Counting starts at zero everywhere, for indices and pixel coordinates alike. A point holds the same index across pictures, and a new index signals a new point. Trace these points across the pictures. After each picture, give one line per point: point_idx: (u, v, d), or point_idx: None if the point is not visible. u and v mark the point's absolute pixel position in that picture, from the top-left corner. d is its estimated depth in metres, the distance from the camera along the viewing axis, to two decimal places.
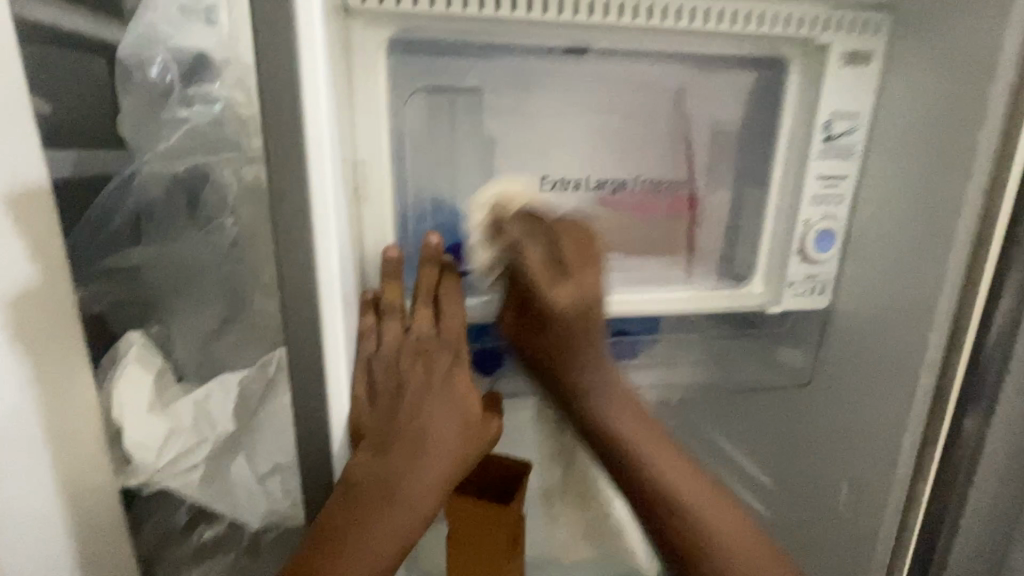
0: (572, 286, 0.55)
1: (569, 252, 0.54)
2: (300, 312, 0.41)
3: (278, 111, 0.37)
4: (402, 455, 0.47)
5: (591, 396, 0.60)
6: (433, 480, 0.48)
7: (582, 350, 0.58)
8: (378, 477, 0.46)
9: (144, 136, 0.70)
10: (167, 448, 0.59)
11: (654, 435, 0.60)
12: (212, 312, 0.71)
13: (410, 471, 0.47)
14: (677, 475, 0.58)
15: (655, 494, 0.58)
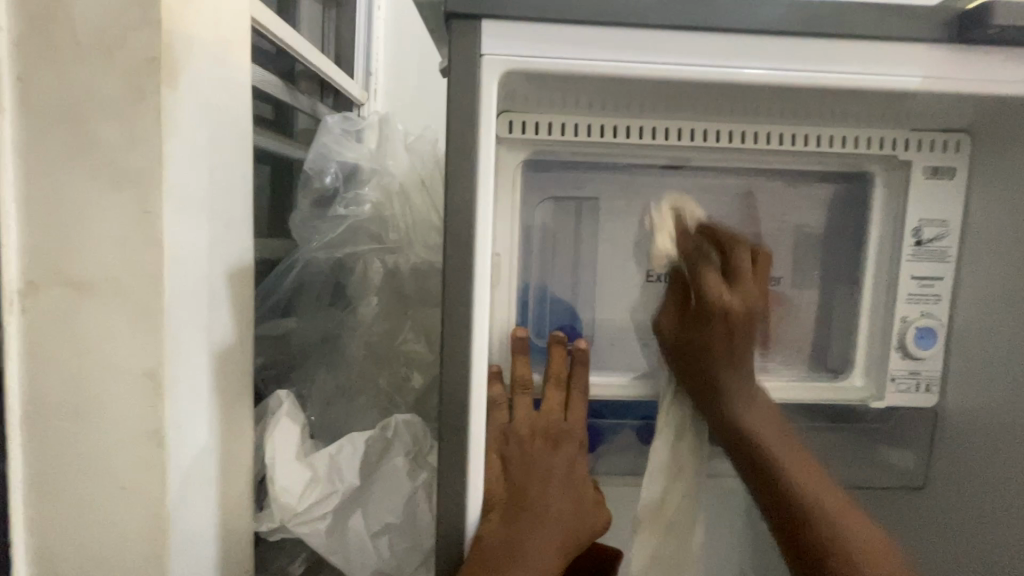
0: (741, 294, 0.61)
1: (744, 263, 0.61)
2: (456, 376, 0.50)
3: (456, 218, 0.48)
4: (523, 537, 0.51)
5: (733, 399, 0.62)
6: (550, 553, 0.52)
7: (743, 340, 0.61)
8: (500, 553, 0.50)
9: (308, 230, 0.83)
10: (307, 494, 0.66)
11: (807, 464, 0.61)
12: (340, 382, 0.83)
13: (532, 543, 0.51)
14: (835, 504, 0.58)
15: (812, 524, 0.57)
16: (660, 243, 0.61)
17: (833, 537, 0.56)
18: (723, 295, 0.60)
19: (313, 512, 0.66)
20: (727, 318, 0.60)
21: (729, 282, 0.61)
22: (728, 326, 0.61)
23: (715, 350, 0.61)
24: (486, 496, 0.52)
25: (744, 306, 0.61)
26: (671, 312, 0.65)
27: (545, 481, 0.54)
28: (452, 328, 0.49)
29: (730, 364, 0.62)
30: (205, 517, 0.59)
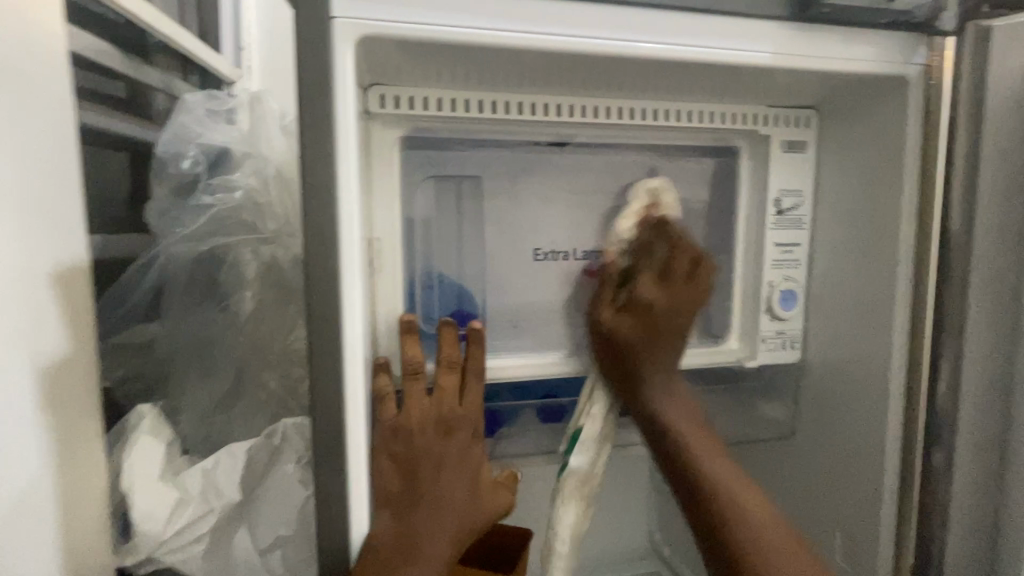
0: (671, 293, 0.64)
1: (684, 266, 0.64)
2: (331, 373, 0.46)
3: (317, 201, 0.44)
4: (419, 531, 0.50)
5: (648, 392, 0.64)
6: (447, 542, 0.51)
7: (660, 341, 0.64)
8: (396, 552, 0.49)
9: (168, 223, 0.74)
10: (176, 518, 0.58)
11: (719, 457, 0.63)
12: (214, 391, 0.75)
13: (428, 536, 0.50)
14: (737, 482, 0.60)
15: (723, 526, 0.58)
16: (624, 225, 0.65)
17: (750, 530, 0.57)
18: (653, 291, 0.64)
19: (188, 535, 0.60)
20: (653, 314, 0.64)
21: (666, 280, 0.64)
22: (654, 322, 0.64)
23: (631, 351, 0.64)
24: (379, 496, 0.50)
25: (671, 303, 0.64)
26: (605, 302, 0.66)
27: (440, 473, 0.52)
28: (320, 318, 0.45)
29: (649, 358, 0.64)
30: (41, 559, 0.51)
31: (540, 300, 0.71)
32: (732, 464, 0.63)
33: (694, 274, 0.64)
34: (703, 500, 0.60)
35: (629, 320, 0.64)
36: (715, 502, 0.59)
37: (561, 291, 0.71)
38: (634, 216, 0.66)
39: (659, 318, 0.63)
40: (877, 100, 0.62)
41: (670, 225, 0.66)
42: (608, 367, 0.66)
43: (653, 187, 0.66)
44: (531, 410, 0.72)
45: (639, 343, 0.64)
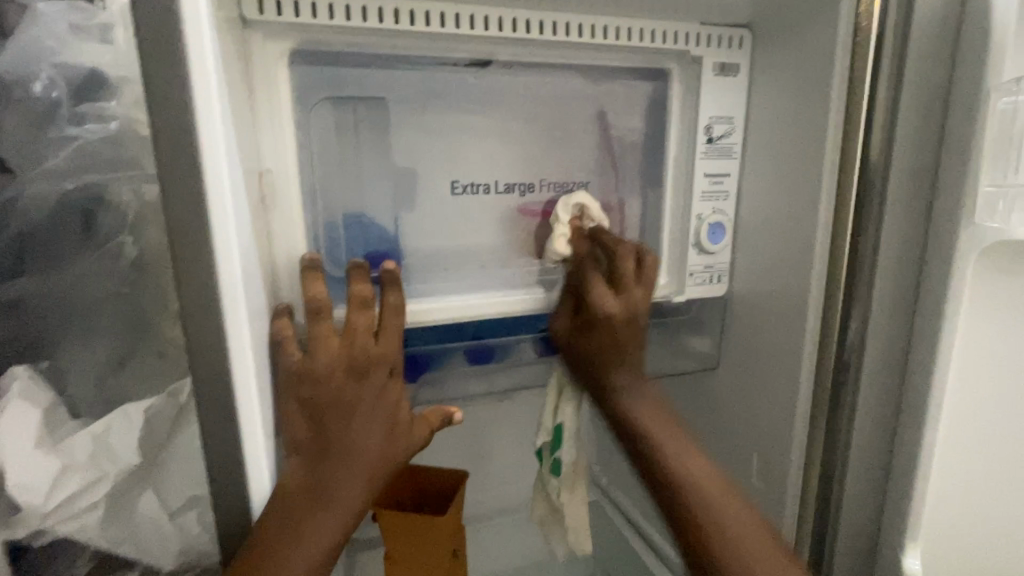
0: (623, 300, 0.64)
1: (626, 271, 0.63)
2: (205, 321, 0.40)
3: (169, 117, 0.37)
4: (332, 475, 0.48)
5: (614, 383, 0.66)
6: (362, 488, 0.50)
7: (616, 336, 0.64)
8: (305, 497, 0.47)
9: (27, 157, 0.62)
10: (58, 488, 0.54)
11: (684, 445, 0.62)
12: (106, 351, 0.66)
13: (344, 481, 0.49)
14: (703, 470, 0.60)
15: (688, 514, 0.58)
16: (552, 245, 0.66)
17: (708, 517, 0.57)
18: (610, 301, 0.63)
19: (83, 500, 0.56)
20: (608, 323, 0.64)
21: (615, 288, 0.64)
22: (609, 329, 0.64)
23: (596, 347, 0.65)
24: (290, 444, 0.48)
25: (627, 311, 0.64)
26: (567, 313, 0.68)
27: (352, 420, 0.49)
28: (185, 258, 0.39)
29: (609, 353, 0.65)
30: None
31: (461, 237, 0.67)
32: (699, 451, 0.62)
33: (638, 276, 0.64)
34: (666, 486, 0.60)
35: (587, 328, 0.65)
36: (659, 466, 0.61)
37: (485, 226, 0.68)
38: (563, 240, 0.66)
39: (614, 325, 0.64)
40: (808, 17, 0.59)
41: (603, 236, 0.66)
42: (575, 369, 0.69)
43: (581, 202, 0.67)
44: (459, 353, 0.71)
45: (597, 343, 0.65)
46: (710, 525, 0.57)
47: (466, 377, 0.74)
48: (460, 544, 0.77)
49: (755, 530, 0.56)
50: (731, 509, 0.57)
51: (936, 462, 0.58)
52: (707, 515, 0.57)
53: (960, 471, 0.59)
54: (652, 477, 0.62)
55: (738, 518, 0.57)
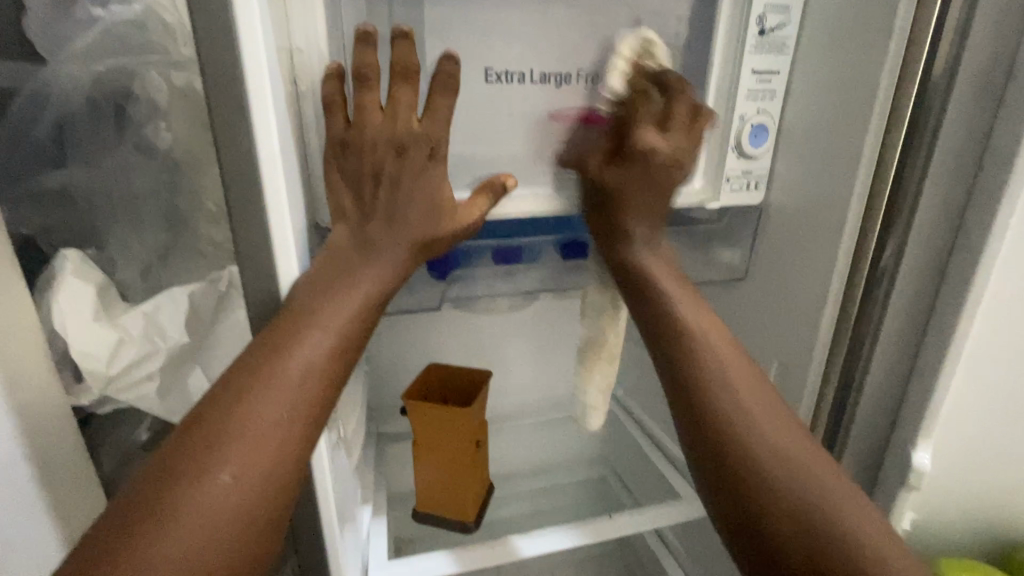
0: (671, 143, 0.62)
1: (681, 116, 0.62)
2: (242, 189, 0.42)
3: None
4: (374, 235, 0.52)
5: (631, 244, 0.65)
6: (400, 261, 0.53)
7: (645, 186, 0.64)
8: (349, 252, 0.51)
9: (53, 40, 0.61)
10: (119, 357, 0.58)
11: (707, 319, 0.62)
12: (151, 240, 0.68)
13: (382, 248, 0.52)
14: (721, 343, 0.60)
15: (699, 382, 0.58)
16: (610, 79, 0.63)
17: (727, 387, 0.57)
18: (655, 141, 0.62)
19: (138, 373, 0.60)
20: (648, 162, 0.63)
21: (663, 129, 0.63)
22: (647, 171, 0.63)
23: (623, 193, 0.65)
24: (338, 209, 0.53)
25: (673, 156, 0.63)
26: (599, 151, 0.66)
27: (392, 195, 0.52)
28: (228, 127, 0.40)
29: (634, 204, 0.65)
30: None
31: (496, 135, 0.66)
32: (720, 325, 0.62)
33: (691, 128, 0.63)
34: (681, 356, 0.60)
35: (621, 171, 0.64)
36: (677, 334, 0.61)
37: (519, 119, 0.66)
38: (619, 75, 0.62)
39: (654, 167, 0.63)
40: None
41: (668, 75, 0.62)
42: (593, 220, 0.68)
43: (647, 39, 0.62)
44: (485, 252, 0.73)
45: (626, 188, 0.64)
46: (729, 404, 0.56)
47: (491, 277, 0.75)
48: (481, 437, 0.82)
49: (767, 402, 0.57)
50: (764, 406, 0.57)
51: (960, 370, 0.59)
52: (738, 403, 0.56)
53: (981, 381, 0.60)
54: (664, 347, 0.61)
55: (770, 411, 0.56)
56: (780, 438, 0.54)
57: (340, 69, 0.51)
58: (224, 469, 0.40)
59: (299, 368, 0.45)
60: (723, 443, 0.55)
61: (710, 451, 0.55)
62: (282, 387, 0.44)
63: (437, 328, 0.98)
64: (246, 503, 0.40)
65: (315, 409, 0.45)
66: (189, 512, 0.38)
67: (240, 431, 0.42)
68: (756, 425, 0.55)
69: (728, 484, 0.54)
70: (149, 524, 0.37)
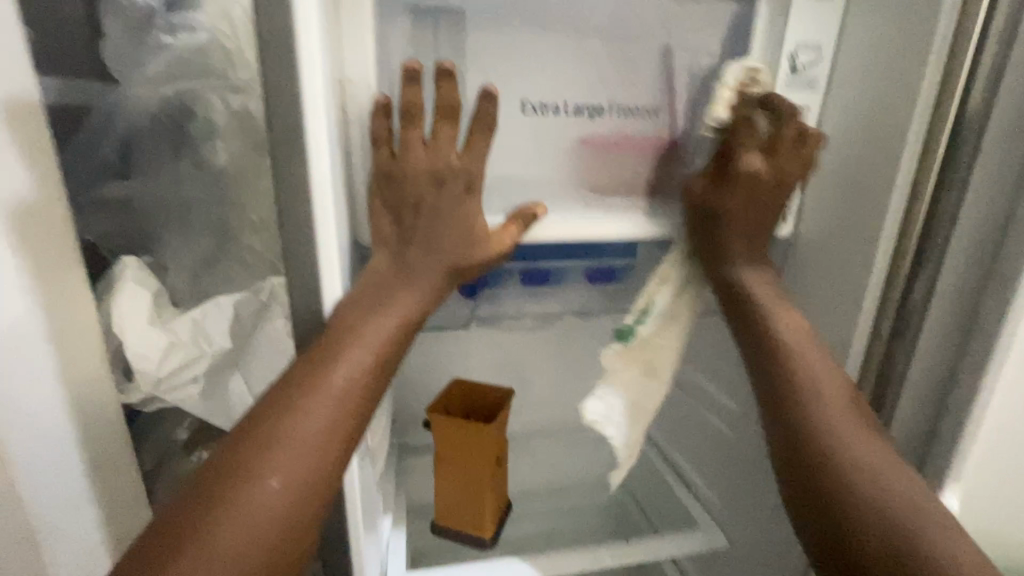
0: (775, 165, 0.65)
1: (788, 137, 0.63)
2: (294, 212, 0.46)
3: (276, 19, 0.40)
4: (413, 260, 0.55)
5: (739, 263, 0.68)
6: (435, 283, 0.55)
7: (761, 207, 0.67)
8: (390, 276, 0.54)
9: (128, 65, 0.67)
10: (169, 359, 0.63)
11: (809, 347, 0.63)
12: (200, 250, 0.73)
13: (417, 271, 0.55)
14: (824, 370, 0.61)
15: (804, 410, 0.59)
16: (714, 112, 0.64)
17: (828, 416, 0.58)
18: (756, 165, 0.65)
19: (183, 376, 0.64)
20: (759, 186, 0.65)
21: (770, 153, 0.65)
22: (753, 192, 0.66)
23: (727, 218, 0.67)
24: (379, 235, 0.55)
25: (775, 174, 0.65)
26: (706, 174, 0.69)
27: (431, 224, 0.55)
28: (286, 156, 0.44)
29: (739, 224, 0.67)
30: (49, 392, 0.56)
31: (530, 164, 0.69)
32: (825, 355, 0.63)
33: (799, 151, 0.64)
34: (781, 381, 0.62)
35: (726, 198, 0.67)
36: (781, 358, 0.63)
37: (553, 148, 0.69)
38: (725, 105, 0.63)
39: (756, 188, 0.66)
40: None
41: (774, 100, 0.63)
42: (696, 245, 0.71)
43: (748, 68, 0.62)
44: (515, 275, 0.76)
45: (735, 213, 0.67)
46: (823, 428, 0.57)
47: (520, 298, 0.78)
48: (501, 455, 0.83)
49: (866, 434, 0.56)
50: (868, 436, 0.56)
51: (991, 415, 0.58)
52: (835, 428, 0.57)
53: (1013, 427, 0.59)
54: (765, 373, 0.64)
55: (869, 441, 0.56)
56: (880, 470, 0.53)
57: (386, 103, 0.53)
58: (272, 476, 0.44)
59: (335, 388, 0.47)
60: (818, 471, 0.56)
61: (807, 477, 0.56)
62: (323, 405, 0.47)
63: (461, 344, 1.00)
64: (284, 512, 0.43)
65: (354, 421, 0.48)
66: (237, 516, 0.42)
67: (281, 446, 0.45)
68: (858, 455, 0.55)
69: (818, 510, 0.55)
70: (210, 522, 0.42)
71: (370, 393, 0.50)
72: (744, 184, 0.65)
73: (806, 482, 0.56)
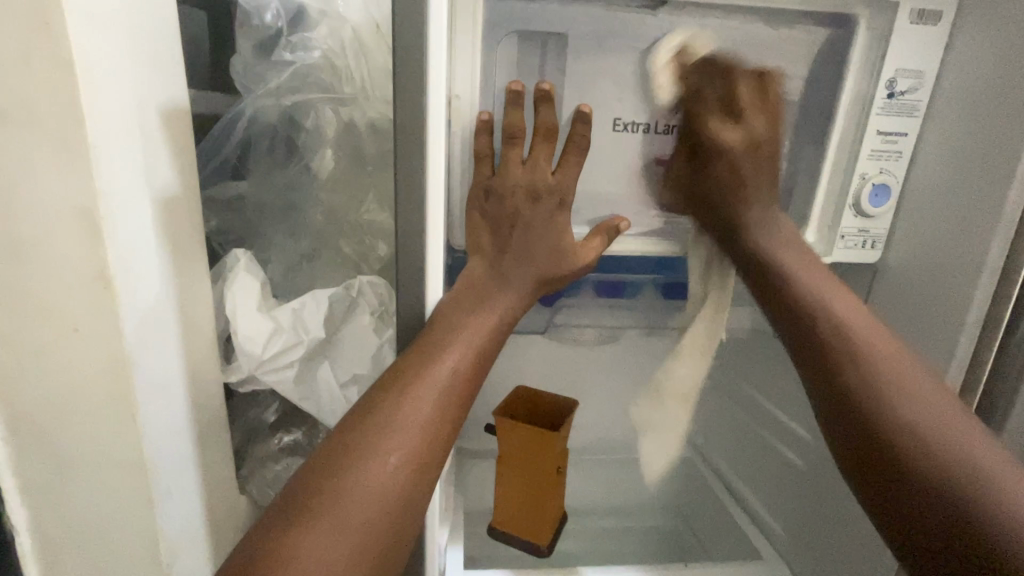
0: (747, 129, 0.67)
1: (746, 100, 0.66)
2: (408, 214, 0.49)
3: (413, 40, 0.45)
4: (508, 270, 0.57)
5: (749, 232, 0.70)
6: (528, 289, 0.57)
7: (748, 178, 0.69)
8: (486, 283, 0.56)
9: (254, 79, 0.74)
10: (273, 344, 0.68)
11: (859, 312, 0.63)
12: (298, 247, 0.79)
13: (511, 276, 0.56)
14: (869, 330, 0.62)
15: (854, 375, 0.59)
16: (660, 94, 0.65)
17: (878, 379, 0.58)
18: (723, 133, 0.68)
19: (280, 362, 0.70)
20: (730, 160, 0.69)
21: (735, 117, 0.67)
22: (733, 164, 0.69)
23: (722, 193, 0.70)
24: (476, 246, 0.58)
25: (750, 139, 0.68)
26: (676, 155, 0.71)
27: (524, 237, 0.57)
28: (407, 163, 0.48)
29: (743, 194, 0.69)
30: (171, 365, 0.61)
31: (617, 182, 0.72)
32: (873, 317, 0.63)
33: (772, 107, 0.67)
34: (820, 345, 0.62)
35: (707, 175, 0.70)
36: (824, 322, 0.63)
37: (641, 168, 0.72)
38: (666, 80, 0.64)
39: (735, 158, 0.69)
40: None
41: (718, 59, 0.66)
42: (699, 221, 0.73)
43: (674, 45, 0.64)
44: (589, 288, 0.78)
45: (727, 184, 0.70)
46: (882, 389, 0.57)
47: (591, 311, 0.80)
48: (564, 464, 0.84)
49: (924, 391, 0.57)
50: (971, 431, 0.54)
51: None
52: (931, 424, 0.55)
53: None
54: (806, 338, 0.64)
55: (924, 394, 0.57)
56: (952, 428, 0.54)
57: (489, 119, 0.57)
58: (392, 454, 0.46)
59: (440, 380, 0.50)
60: (881, 442, 0.56)
61: (873, 447, 0.56)
62: (427, 394, 0.49)
63: (523, 355, 1.02)
64: (400, 494, 0.46)
65: (454, 412, 0.50)
66: (356, 492, 0.44)
67: (394, 429, 0.47)
68: (918, 419, 0.55)
69: (892, 484, 0.54)
70: (331, 489, 0.44)
71: (467, 388, 0.52)
72: (727, 155, 0.69)
73: (874, 454, 0.56)
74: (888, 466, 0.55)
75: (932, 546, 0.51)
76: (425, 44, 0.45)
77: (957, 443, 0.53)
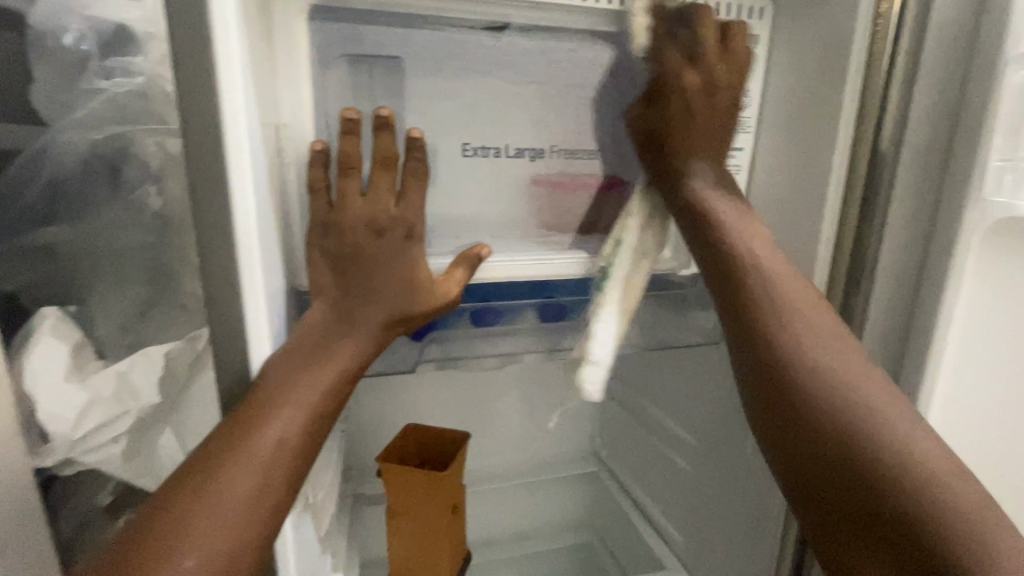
0: (705, 73, 0.63)
1: (731, 49, 0.63)
2: (216, 261, 0.43)
3: (197, 67, 0.40)
4: (353, 312, 0.53)
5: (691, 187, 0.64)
6: (377, 333, 0.53)
7: (680, 124, 0.64)
8: (327, 329, 0.52)
9: (58, 109, 0.63)
10: (88, 418, 0.59)
11: (806, 294, 0.58)
12: (133, 298, 0.67)
13: (357, 320, 0.53)
14: (814, 313, 0.56)
15: (792, 368, 0.54)
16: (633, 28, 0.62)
17: (826, 371, 0.53)
18: (709, 74, 0.62)
19: (102, 437, 0.60)
20: (683, 97, 0.63)
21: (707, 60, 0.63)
22: (710, 106, 0.63)
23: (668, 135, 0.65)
24: (317, 289, 0.54)
25: (705, 80, 0.63)
26: (642, 101, 0.68)
27: (367, 276, 0.54)
28: (208, 204, 0.42)
29: (677, 145, 0.65)
30: None
31: (479, 207, 0.73)
32: (806, 288, 0.58)
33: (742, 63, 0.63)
34: (760, 334, 0.57)
35: (672, 117, 0.64)
36: (747, 305, 0.58)
37: (500, 191, 0.73)
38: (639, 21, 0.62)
39: (707, 101, 0.63)
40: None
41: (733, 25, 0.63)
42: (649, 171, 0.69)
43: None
44: (464, 316, 0.75)
45: (678, 133, 0.64)
46: (824, 381, 0.52)
47: (468, 340, 0.77)
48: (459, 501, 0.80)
49: (872, 381, 0.52)
50: (903, 419, 0.49)
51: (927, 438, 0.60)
52: (868, 412, 0.50)
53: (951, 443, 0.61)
54: (748, 326, 0.58)
55: (869, 380, 0.52)
56: (888, 416, 0.49)
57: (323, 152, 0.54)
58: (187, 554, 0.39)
59: (265, 450, 0.44)
60: (830, 447, 0.50)
61: (825, 452, 0.50)
62: (247, 470, 0.43)
63: (413, 388, 0.97)
64: None
65: (283, 485, 0.45)
66: None
67: (194, 520, 0.41)
68: (863, 411, 0.50)
69: (834, 493, 0.49)
70: None
71: (301, 455, 0.46)
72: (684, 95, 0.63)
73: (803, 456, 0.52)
74: (828, 475, 0.50)
75: (856, 549, 0.47)
76: (214, 71, 0.40)
77: (886, 433, 0.48)
